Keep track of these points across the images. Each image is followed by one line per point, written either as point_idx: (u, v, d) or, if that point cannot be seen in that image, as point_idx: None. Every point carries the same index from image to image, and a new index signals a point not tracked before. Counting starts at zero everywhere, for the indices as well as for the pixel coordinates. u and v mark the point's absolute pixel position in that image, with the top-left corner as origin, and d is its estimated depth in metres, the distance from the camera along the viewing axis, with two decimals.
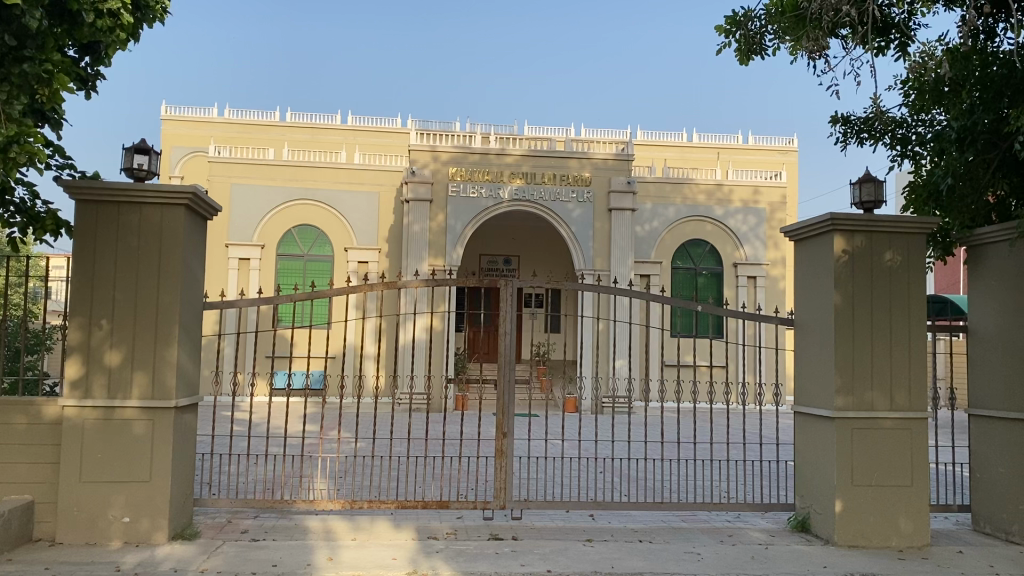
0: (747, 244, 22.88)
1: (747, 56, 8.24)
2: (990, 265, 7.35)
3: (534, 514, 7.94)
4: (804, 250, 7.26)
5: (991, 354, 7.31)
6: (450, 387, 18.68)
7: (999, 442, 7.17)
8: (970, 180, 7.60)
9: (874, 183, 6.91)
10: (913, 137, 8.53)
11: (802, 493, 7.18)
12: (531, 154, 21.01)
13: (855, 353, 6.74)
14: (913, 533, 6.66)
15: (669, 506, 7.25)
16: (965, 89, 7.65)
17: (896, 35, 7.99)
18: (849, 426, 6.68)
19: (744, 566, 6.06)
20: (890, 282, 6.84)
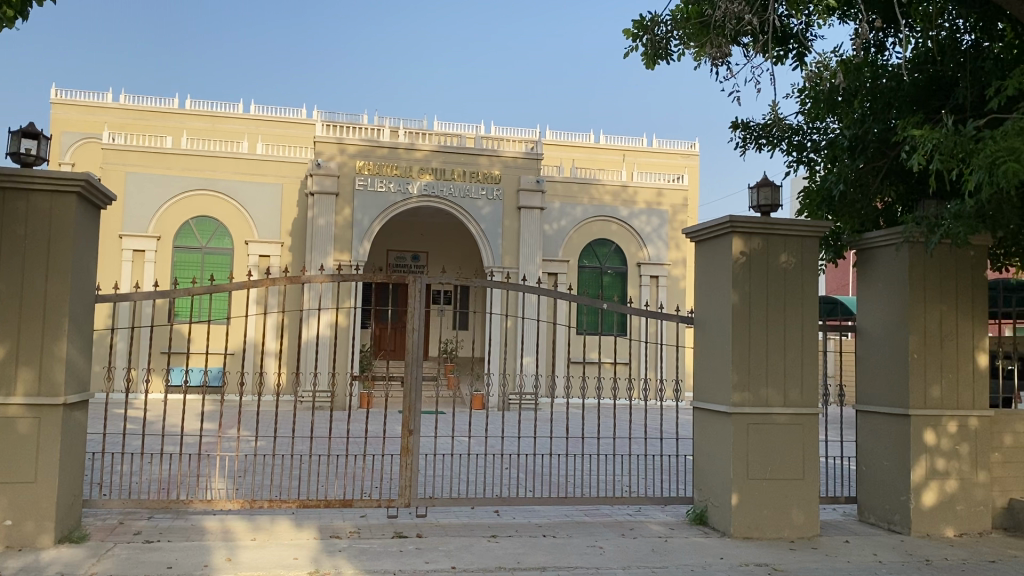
0: (650, 244, 23.42)
1: (653, 60, 8.41)
2: (877, 267, 7.72)
3: (439, 512, 7.92)
4: (705, 251, 7.46)
5: (878, 352, 7.67)
6: (355, 385, 18.54)
7: (883, 436, 7.55)
8: (860, 187, 8.02)
9: (771, 187, 7.17)
10: (808, 144, 8.86)
11: (700, 487, 7.39)
12: (441, 150, 20.90)
13: (751, 350, 6.97)
14: (804, 524, 6.95)
15: (572, 501, 7.35)
16: (856, 99, 8.02)
17: (794, 45, 8.30)
18: (746, 422, 6.90)
19: (645, 559, 6.19)
20: (785, 283, 7.10)
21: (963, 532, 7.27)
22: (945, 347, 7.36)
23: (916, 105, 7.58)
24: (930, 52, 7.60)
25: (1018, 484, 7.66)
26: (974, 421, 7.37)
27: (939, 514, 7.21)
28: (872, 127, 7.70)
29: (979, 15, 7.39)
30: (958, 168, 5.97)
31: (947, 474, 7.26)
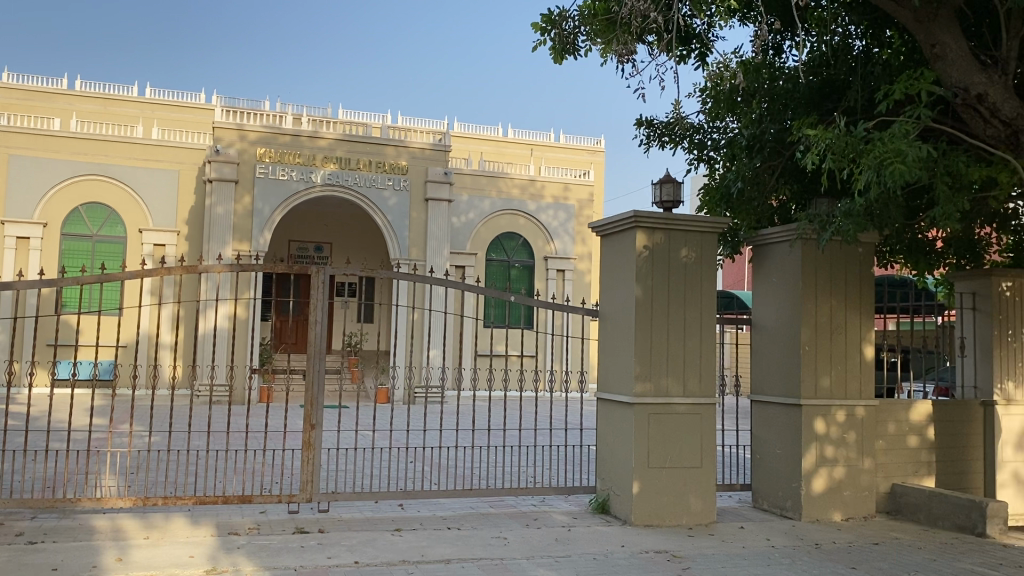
0: (557, 238, 23.64)
1: (561, 54, 8.46)
2: (772, 262, 7.98)
3: (343, 507, 7.81)
4: (609, 246, 7.58)
5: (772, 344, 7.94)
6: (254, 378, 18.14)
7: (777, 424, 7.82)
8: (757, 185, 8.26)
9: (673, 184, 7.33)
10: (708, 142, 9.07)
11: (602, 476, 7.51)
12: (345, 138, 20.54)
13: (653, 342, 7.11)
14: (702, 511, 7.15)
15: (477, 492, 7.35)
16: (754, 99, 8.22)
17: (697, 45, 8.49)
18: (647, 412, 7.04)
19: (548, 549, 6.25)
20: (685, 277, 7.27)
21: (850, 516, 7.60)
22: (835, 339, 7.68)
23: (810, 107, 7.82)
24: (824, 56, 7.93)
25: (900, 470, 8.07)
26: (860, 410, 7.72)
27: (827, 500, 7.52)
28: (768, 127, 7.97)
29: (869, 23, 7.78)
30: (848, 167, 6.21)
31: (835, 461, 7.58)
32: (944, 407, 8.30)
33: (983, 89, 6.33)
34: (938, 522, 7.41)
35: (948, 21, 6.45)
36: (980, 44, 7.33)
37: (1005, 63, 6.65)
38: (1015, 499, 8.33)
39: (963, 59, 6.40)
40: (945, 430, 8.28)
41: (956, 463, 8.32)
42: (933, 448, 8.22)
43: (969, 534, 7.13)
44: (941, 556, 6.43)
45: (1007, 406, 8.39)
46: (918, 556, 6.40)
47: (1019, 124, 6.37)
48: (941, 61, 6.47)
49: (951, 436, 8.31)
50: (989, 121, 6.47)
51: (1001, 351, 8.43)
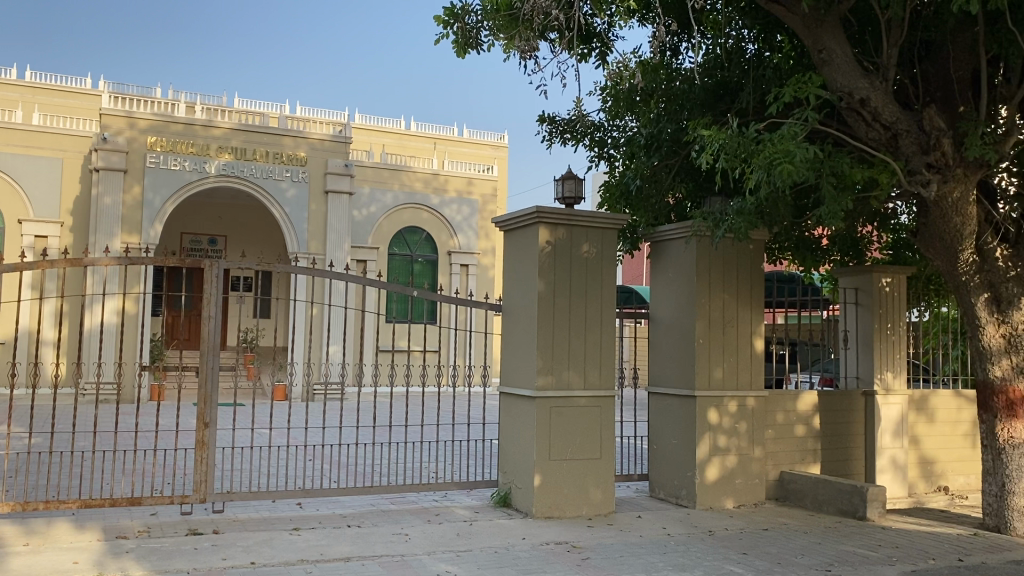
0: (460, 233, 23.62)
1: (464, 48, 8.43)
2: (669, 259, 8.18)
3: (239, 507, 7.60)
4: (513, 241, 7.63)
5: (668, 337, 8.16)
6: (144, 376, 17.47)
7: (673, 416, 8.02)
8: (654, 183, 8.46)
9: (575, 180, 7.43)
10: (609, 140, 9.24)
11: (504, 470, 7.55)
12: (241, 128, 19.93)
13: (555, 336, 7.19)
14: (601, 501, 7.29)
15: (378, 489, 7.28)
16: (653, 99, 8.55)
17: (597, 44, 8.61)
18: (549, 405, 7.11)
19: (449, 543, 6.24)
20: (586, 272, 7.37)
21: (741, 503, 7.89)
22: (728, 333, 7.93)
23: (705, 108, 8.08)
24: (718, 59, 8.18)
25: (788, 458, 8.42)
26: (751, 401, 8.01)
27: (720, 488, 7.78)
28: (665, 127, 8.20)
29: (761, 27, 8.05)
30: (740, 167, 6.42)
31: (728, 450, 7.85)
32: (829, 397, 8.70)
33: (866, 94, 6.65)
34: (823, 506, 7.77)
35: (834, 28, 6.75)
36: (864, 51, 7.68)
37: (885, 68, 6.98)
38: (893, 484, 8.79)
39: (847, 64, 6.70)
40: (830, 419, 8.68)
41: (839, 450, 8.73)
42: (819, 436, 8.61)
43: (851, 518, 7.49)
44: (825, 539, 6.73)
45: (886, 396, 8.83)
46: (804, 540, 6.69)
47: (898, 127, 6.69)
48: (828, 65, 6.76)
49: (835, 425, 8.71)
50: (871, 124, 6.78)
51: (881, 343, 8.89)
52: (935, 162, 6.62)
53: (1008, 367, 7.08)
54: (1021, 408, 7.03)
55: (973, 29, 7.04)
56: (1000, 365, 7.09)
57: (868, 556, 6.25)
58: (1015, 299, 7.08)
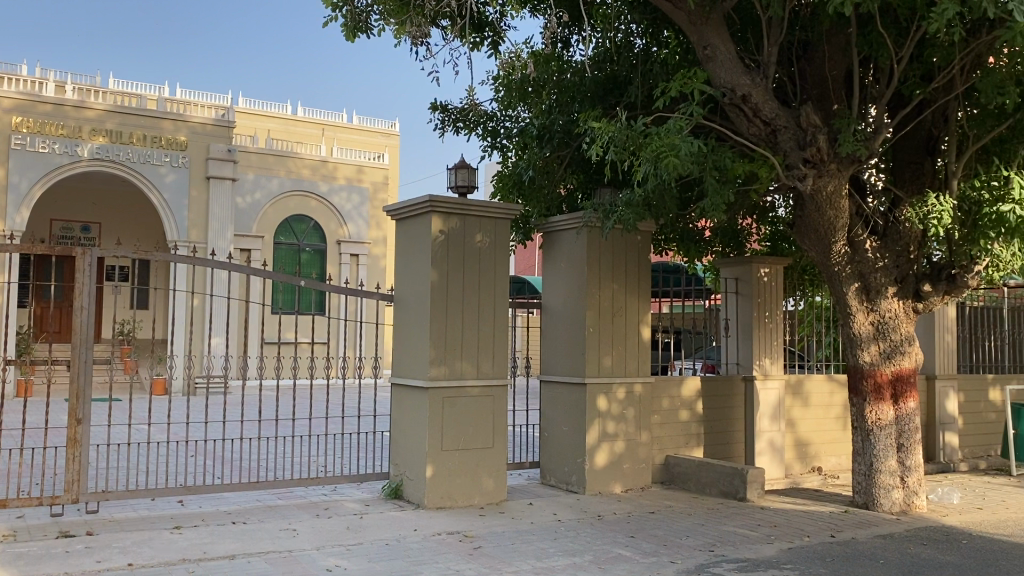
0: (350, 221, 23.25)
1: (354, 33, 8.25)
2: (560, 249, 8.27)
3: (114, 506, 7.25)
4: (404, 229, 7.54)
5: (559, 326, 8.25)
6: (10, 370, 16.47)
7: (564, 404, 8.12)
8: (547, 173, 8.57)
9: (468, 169, 7.41)
10: (501, 130, 9.27)
11: (395, 461, 7.47)
12: (116, 110, 18.92)
13: (448, 326, 7.16)
14: (493, 490, 7.32)
15: (264, 484, 7.08)
16: (545, 90, 8.69)
17: (490, 33, 8.59)
18: (441, 395, 7.07)
19: (339, 537, 6.13)
20: (479, 261, 7.37)
21: (629, 487, 8.07)
22: (617, 321, 8.10)
23: (595, 100, 8.24)
24: (608, 53, 8.35)
25: (673, 442, 8.68)
26: (638, 387, 8.20)
27: (609, 473, 7.94)
28: (557, 118, 8.30)
29: (648, 23, 8.19)
30: (629, 160, 6.55)
31: (616, 436, 8.01)
32: (711, 382, 9.00)
33: (747, 90, 6.91)
34: (705, 489, 8.05)
35: (718, 26, 6.99)
36: (746, 49, 7.94)
37: (766, 66, 7.24)
38: (771, 465, 9.18)
39: (730, 60, 6.94)
40: (712, 404, 8.99)
41: (721, 434, 9.06)
42: (702, 421, 8.91)
43: (732, 499, 7.78)
44: (708, 521, 6.97)
45: (764, 380, 9.20)
46: (689, 522, 6.91)
47: (777, 124, 6.96)
48: (712, 61, 6.98)
49: (717, 410, 9.02)
50: (752, 120, 7.02)
51: (759, 331, 9.25)
52: (811, 157, 6.88)
53: (875, 352, 7.50)
54: (887, 391, 7.46)
55: (846, 31, 7.40)
56: (869, 351, 7.49)
57: (748, 536, 6.51)
58: (882, 288, 7.50)
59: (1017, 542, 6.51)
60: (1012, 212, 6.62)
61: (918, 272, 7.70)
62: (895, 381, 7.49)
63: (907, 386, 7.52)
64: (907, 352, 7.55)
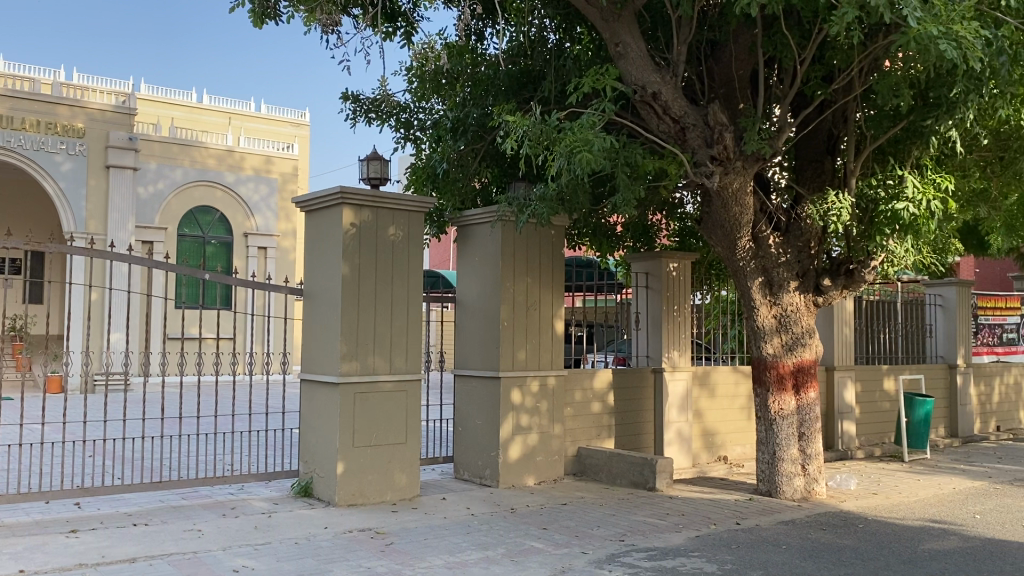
0: (257, 213, 22.66)
1: (261, 19, 8.02)
2: (474, 243, 8.24)
3: (4, 510, 6.88)
4: (315, 221, 7.39)
5: (473, 320, 8.23)
6: None
7: (477, 398, 8.11)
8: (461, 166, 8.54)
9: (380, 161, 7.32)
10: (415, 122, 9.18)
11: (305, 459, 7.32)
12: (8, 94, 17.94)
13: (359, 320, 7.05)
14: (406, 486, 7.25)
15: (166, 484, 6.83)
16: (458, 83, 8.68)
17: (402, 23, 8.50)
18: (352, 391, 6.96)
19: (246, 537, 5.97)
20: (392, 255, 7.28)
21: (541, 480, 8.12)
22: (531, 314, 8.14)
23: (509, 94, 8.27)
24: (521, 47, 8.39)
25: (585, 434, 8.78)
26: (551, 380, 8.26)
27: (522, 466, 7.96)
28: (471, 111, 8.29)
29: (562, 18, 8.23)
30: (543, 154, 6.56)
31: (529, 429, 8.05)
32: (622, 374, 9.13)
33: (657, 88, 7.02)
34: (616, 479, 8.17)
35: (630, 23, 7.09)
36: (656, 48, 8.06)
37: (676, 64, 7.37)
38: (679, 455, 9.38)
39: (641, 57, 7.04)
40: (623, 396, 9.13)
41: (631, 425, 9.21)
42: (613, 413, 9.04)
43: (642, 488, 7.93)
44: (619, 511, 7.07)
45: (672, 372, 9.40)
46: (600, 513, 7.00)
47: (685, 121, 7.09)
48: (623, 58, 7.06)
49: (628, 402, 9.17)
50: (662, 117, 7.14)
51: (669, 324, 9.44)
52: (718, 155, 7.03)
53: (778, 344, 7.74)
54: (789, 381, 7.71)
55: (752, 31, 7.60)
56: (772, 344, 7.73)
57: (658, 525, 6.63)
58: (784, 283, 7.74)
59: (908, 525, 6.82)
60: (906, 210, 6.93)
61: (817, 268, 7.99)
62: (796, 372, 7.75)
63: (808, 377, 7.80)
64: (808, 344, 7.82)
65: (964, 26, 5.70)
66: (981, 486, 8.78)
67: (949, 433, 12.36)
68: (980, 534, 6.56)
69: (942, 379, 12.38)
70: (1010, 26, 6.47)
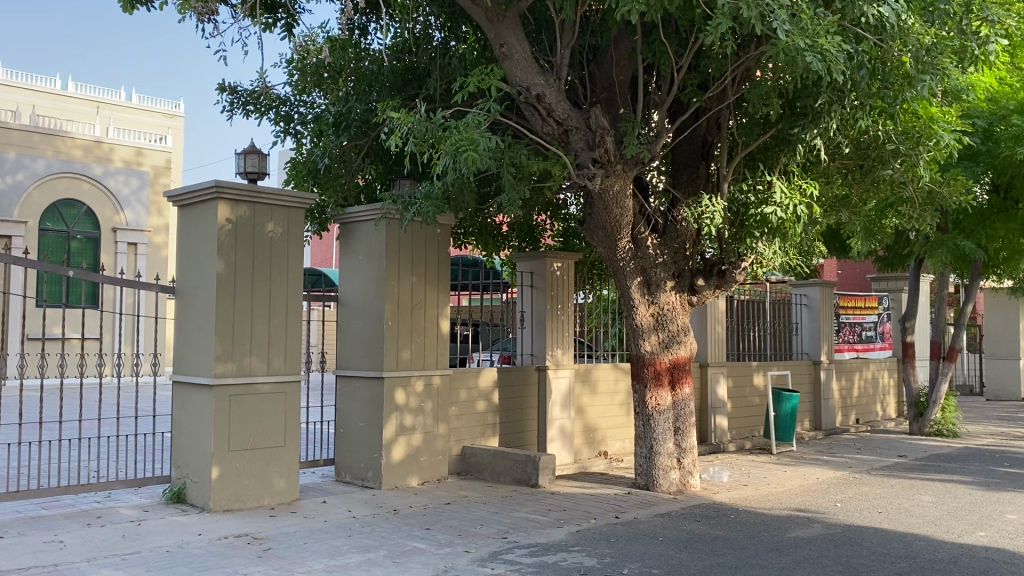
0: (127, 207, 21.65)
1: (132, 4, 7.65)
2: (357, 240, 8.12)
3: None
4: (188, 216, 7.11)
5: (356, 320, 8.10)
6: None
7: (360, 399, 7.99)
8: (343, 163, 8.41)
9: (258, 155, 7.13)
10: (295, 116, 8.96)
11: (177, 464, 7.03)
12: None
13: (235, 319, 6.83)
14: (285, 490, 7.07)
15: (25, 494, 6.42)
16: (341, 77, 8.57)
17: (283, 15, 8.29)
18: (228, 393, 6.74)
19: (113, 547, 5.68)
20: (270, 252, 7.09)
21: (425, 480, 8.07)
22: (415, 314, 8.09)
23: (393, 90, 8.23)
24: (406, 44, 8.37)
25: (469, 433, 8.79)
26: (436, 379, 8.23)
27: (405, 466, 7.90)
28: (355, 106, 8.18)
29: (447, 16, 8.21)
30: (428, 152, 6.53)
31: (413, 429, 7.99)
32: (506, 372, 9.19)
33: (541, 90, 7.12)
34: (499, 478, 8.23)
35: (514, 24, 7.13)
36: (540, 50, 8.14)
37: (559, 67, 7.47)
38: (562, 451, 9.50)
39: (525, 59, 7.12)
40: (506, 395, 9.19)
41: (514, 423, 9.29)
42: (497, 411, 9.09)
43: (524, 486, 8.00)
44: (501, 509, 7.12)
45: (556, 369, 9.53)
46: (483, 511, 7.02)
47: (569, 124, 7.21)
48: (508, 59, 7.12)
49: (511, 400, 9.25)
50: (546, 119, 7.22)
51: (552, 322, 9.57)
52: (600, 158, 7.18)
53: (655, 342, 7.97)
54: (665, 377, 7.96)
55: (632, 38, 7.79)
56: (649, 341, 7.95)
57: (539, 521, 6.71)
58: (662, 283, 7.97)
59: (776, 515, 7.16)
60: (774, 214, 7.28)
61: (692, 268, 8.24)
62: (672, 368, 8.00)
63: (683, 373, 8.06)
64: (682, 342, 8.09)
65: (828, 40, 6.02)
66: (841, 476, 9.30)
67: (814, 426, 13.04)
68: (842, 521, 6.94)
69: (807, 375, 13.04)
70: (869, 42, 6.86)
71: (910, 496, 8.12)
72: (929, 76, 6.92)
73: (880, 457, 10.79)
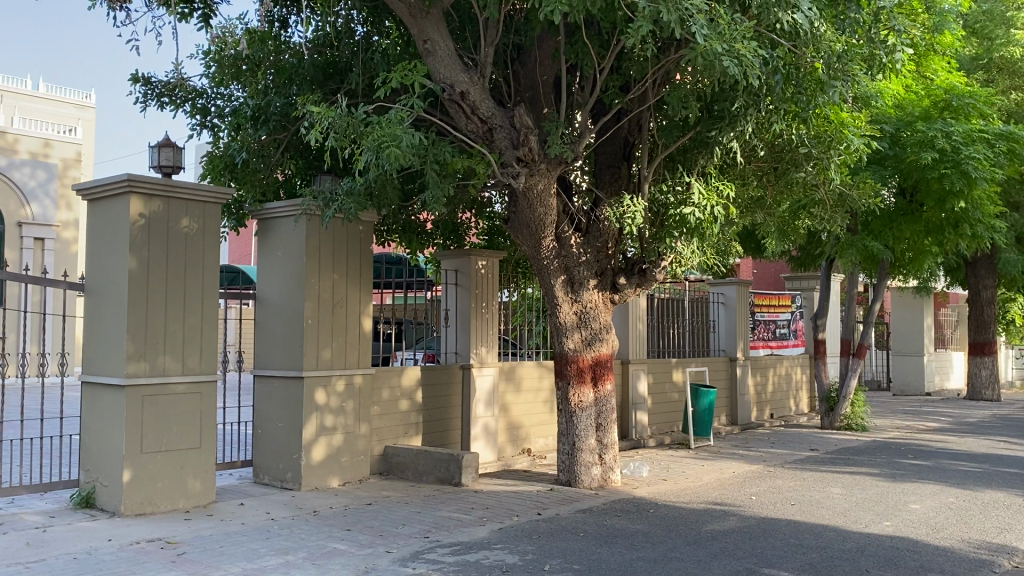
0: (33, 201, 20.78)
1: None
2: (277, 237, 7.96)
3: None
4: (98, 210, 6.87)
5: (275, 318, 7.94)
6: None
7: (279, 400, 7.84)
8: (262, 157, 8.25)
9: (173, 149, 6.92)
10: (212, 108, 8.72)
11: (86, 467, 6.77)
12: None
13: (148, 317, 6.63)
14: (200, 492, 6.88)
15: None
16: (260, 70, 8.40)
17: (199, 5, 8.07)
18: (140, 393, 6.53)
19: (16, 555, 5.44)
20: (185, 248, 6.89)
21: (345, 481, 7.97)
22: (336, 313, 7.98)
23: (314, 84, 8.11)
24: (328, 38, 8.26)
25: (391, 432, 8.71)
26: (357, 379, 8.14)
27: (325, 467, 7.79)
28: (274, 100, 8.03)
29: (369, 10, 8.13)
30: (350, 148, 6.45)
31: (334, 429, 7.88)
32: (430, 371, 9.15)
33: (465, 87, 7.11)
34: (422, 477, 8.19)
35: (438, 21, 7.12)
36: (464, 47, 8.13)
37: (483, 65, 7.46)
38: (485, 449, 9.51)
39: (449, 56, 7.10)
40: (430, 393, 9.15)
41: (437, 422, 9.25)
42: (420, 410, 9.04)
43: (447, 484, 7.99)
44: (424, 508, 7.09)
45: (479, 367, 9.53)
46: (405, 511, 6.98)
47: (493, 122, 7.21)
48: (431, 56, 7.09)
49: (435, 399, 9.20)
50: (470, 117, 7.22)
51: (477, 320, 9.56)
52: (524, 157, 7.20)
53: (578, 340, 8.05)
54: (587, 374, 8.05)
55: (555, 38, 7.83)
56: (572, 339, 8.04)
57: (462, 520, 6.70)
58: (585, 281, 8.06)
59: (693, 508, 7.32)
60: (693, 214, 7.47)
61: (614, 267, 8.34)
62: (595, 365, 8.11)
63: (604, 370, 8.17)
64: (605, 339, 8.19)
65: (744, 46, 6.18)
66: (756, 469, 9.56)
67: (730, 421, 13.38)
68: (756, 514, 7.14)
69: (723, 371, 13.38)
70: (783, 49, 7.05)
71: (821, 488, 8.40)
72: (840, 81, 7.23)
73: (793, 451, 11.14)
